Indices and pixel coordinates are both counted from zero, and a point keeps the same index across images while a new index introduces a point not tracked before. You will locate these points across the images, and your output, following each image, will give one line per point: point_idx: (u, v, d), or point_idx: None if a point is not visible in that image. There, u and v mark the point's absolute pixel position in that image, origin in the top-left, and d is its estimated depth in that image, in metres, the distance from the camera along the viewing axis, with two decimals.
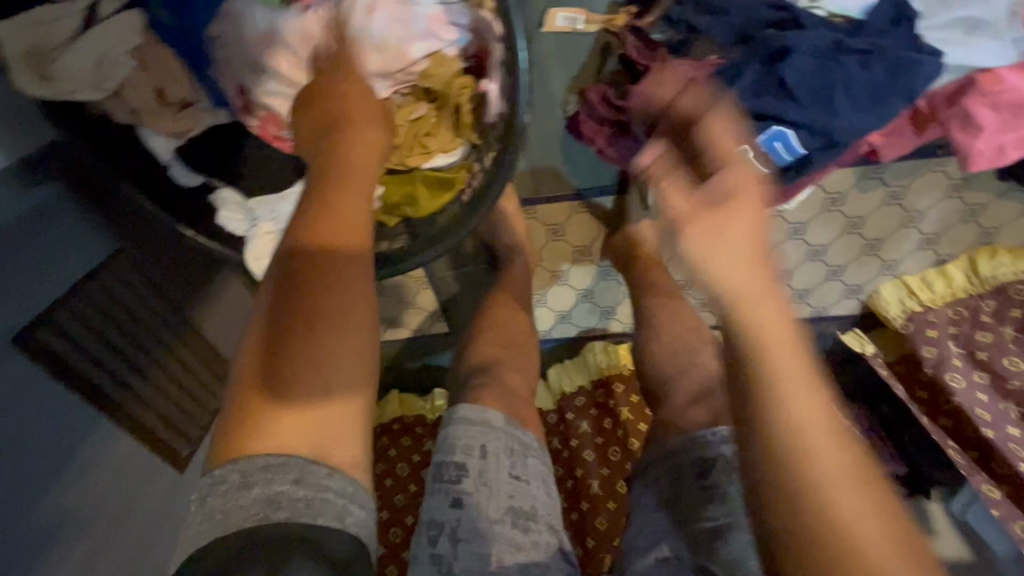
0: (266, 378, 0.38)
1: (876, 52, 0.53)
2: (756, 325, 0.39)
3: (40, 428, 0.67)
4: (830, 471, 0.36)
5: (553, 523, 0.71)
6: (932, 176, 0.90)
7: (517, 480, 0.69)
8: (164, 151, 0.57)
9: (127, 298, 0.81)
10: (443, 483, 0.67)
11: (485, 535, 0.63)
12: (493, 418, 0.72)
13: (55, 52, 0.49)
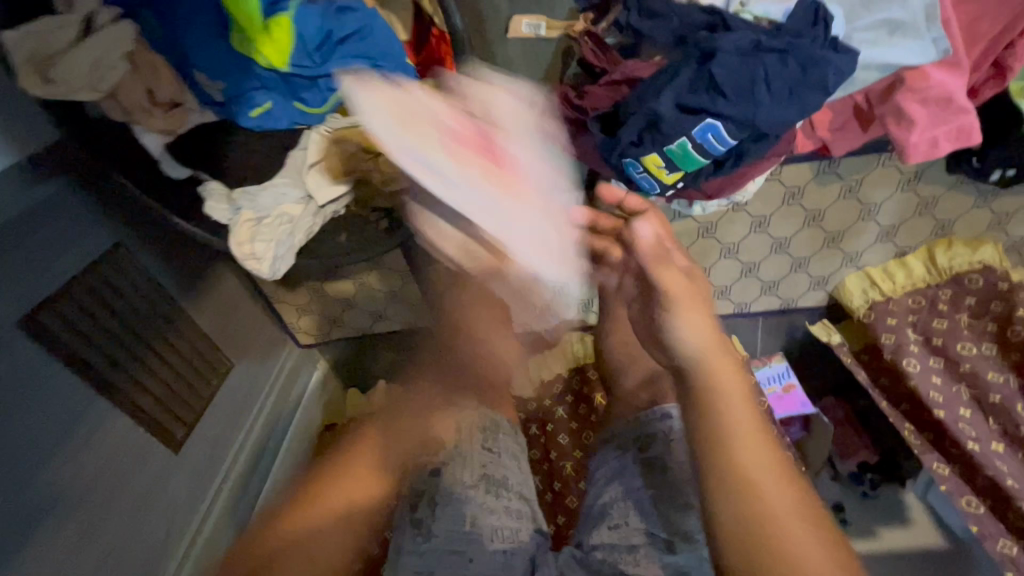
0: (358, 447, 0.66)
1: (793, 51, 0.59)
2: (717, 396, 0.54)
3: (38, 401, 0.72)
4: (769, 494, 0.51)
5: (524, 493, 0.76)
6: (885, 171, 0.94)
7: (490, 452, 0.75)
8: (155, 146, 0.63)
9: (125, 289, 0.87)
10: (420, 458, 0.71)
11: (460, 498, 0.69)
12: (468, 400, 0.77)
13: (55, 57, 0.54)
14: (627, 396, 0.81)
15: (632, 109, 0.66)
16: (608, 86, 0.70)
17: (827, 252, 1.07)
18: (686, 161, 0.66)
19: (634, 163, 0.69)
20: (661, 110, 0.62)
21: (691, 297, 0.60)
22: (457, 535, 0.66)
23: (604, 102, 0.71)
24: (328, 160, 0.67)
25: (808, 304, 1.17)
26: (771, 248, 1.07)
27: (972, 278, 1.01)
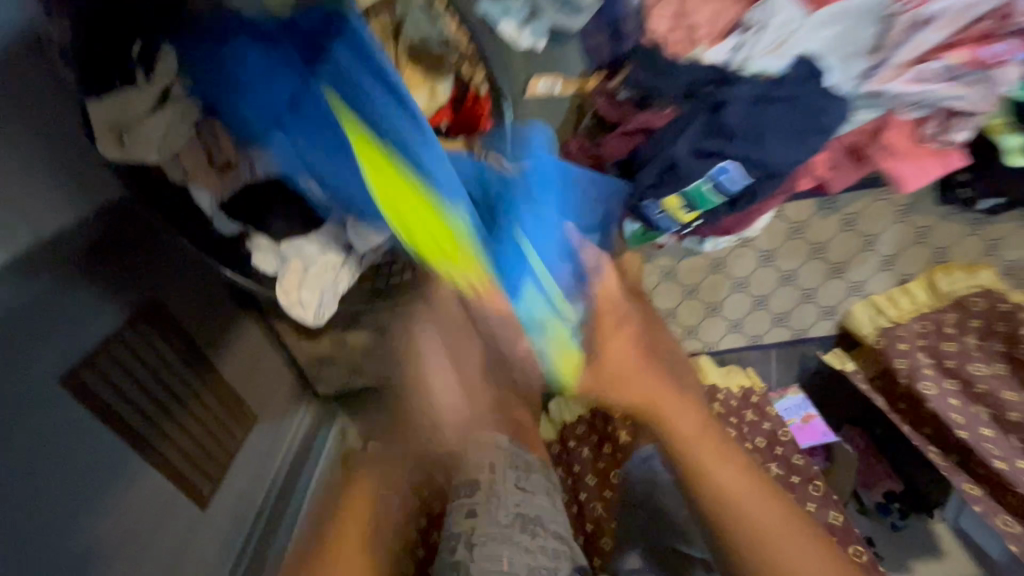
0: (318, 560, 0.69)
1: (796, 97, 0.66)
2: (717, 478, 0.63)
3: (77, 460, 0.73)
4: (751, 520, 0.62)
5: (562, 531, 0.72)
6: (880, 205, 1.01)
7: (524, 490, 0.73)
8: (208, 204, 0.67)
9: (157, 345, 0.89)
10: (459, 500, 0.72)
11: (496, 537, 0.65)
12: (501, 441, 0.79)
13: (132, 123, 0.59)
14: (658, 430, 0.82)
15: (650, 155, 0.73)
16: (624, 136, 0.76)
17: (833, 282, 1.12)
18: (703, 200, 0.71)
19: (653, 205, 0.75)
20: (679, 155, 0.69)
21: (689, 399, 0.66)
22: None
23: (621, 150, 0.77)
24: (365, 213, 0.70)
25: (819, 333, 1.21)
26: (778, 280, 1.12)
27: (974, 301, 1.04)
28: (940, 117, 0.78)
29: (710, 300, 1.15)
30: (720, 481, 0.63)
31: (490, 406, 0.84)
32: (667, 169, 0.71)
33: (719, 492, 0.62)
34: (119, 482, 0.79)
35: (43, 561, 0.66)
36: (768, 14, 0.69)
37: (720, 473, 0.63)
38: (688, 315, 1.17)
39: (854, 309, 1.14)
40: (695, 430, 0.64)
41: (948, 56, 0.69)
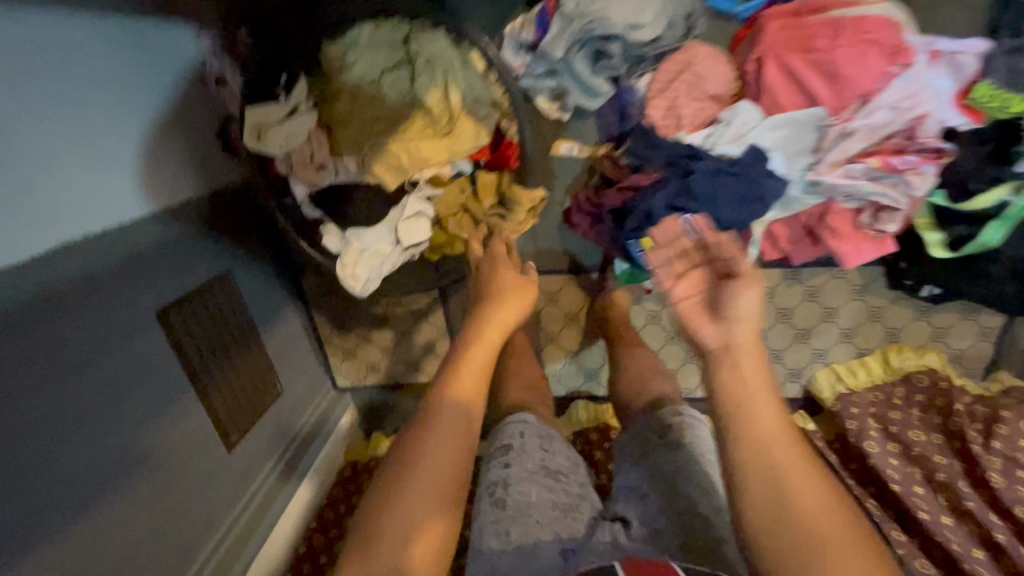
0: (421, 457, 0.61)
1: (745, 175, 0.87)
2: (781, 472, 0.55)
3: (146, 384, 0.90)
4: (810, 522, 0.53)
5: (580, 484, 0.84)
6: (837, 282, 1.19)
7: (546, 453, 0.84)
8: (300, 192, 0.91)
9: (229, 297, 1.11)
10: (493, 461, 0.82)
11: (522, 478, 0.77)
12: (528, 416, 0.90)
13: (268, 125, 0.85)
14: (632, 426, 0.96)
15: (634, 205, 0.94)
16: (621, 191, 0.99)
17: (797, 347, 1.28)
18: None
19: (634, 243, 0.95)
20: (655, 206, 0.90)
21: (756, 369, 0.60)
22: (524, 506, 0.74)
23: (615, 202, 1.00)
24: (417, 216, 0.91)
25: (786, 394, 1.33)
26: (750, 338, 1.28)
27: (920, 378, 1.19)
28: (872, 210, 0.98)
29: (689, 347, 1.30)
30: (795, 492, 0.54)
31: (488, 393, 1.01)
32: (646, 214, 0.92)
33: (790, 468, 0.55)
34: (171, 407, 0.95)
35: (105, 447, 0.81)
36: (735, 114, 0.93)
37: (783, 442, 0.57)
38: (669, 359, 1.31)
39: (817, 375, 1.28)
40: (749, 380, 0.60)
41: (869, 161, 0.90)
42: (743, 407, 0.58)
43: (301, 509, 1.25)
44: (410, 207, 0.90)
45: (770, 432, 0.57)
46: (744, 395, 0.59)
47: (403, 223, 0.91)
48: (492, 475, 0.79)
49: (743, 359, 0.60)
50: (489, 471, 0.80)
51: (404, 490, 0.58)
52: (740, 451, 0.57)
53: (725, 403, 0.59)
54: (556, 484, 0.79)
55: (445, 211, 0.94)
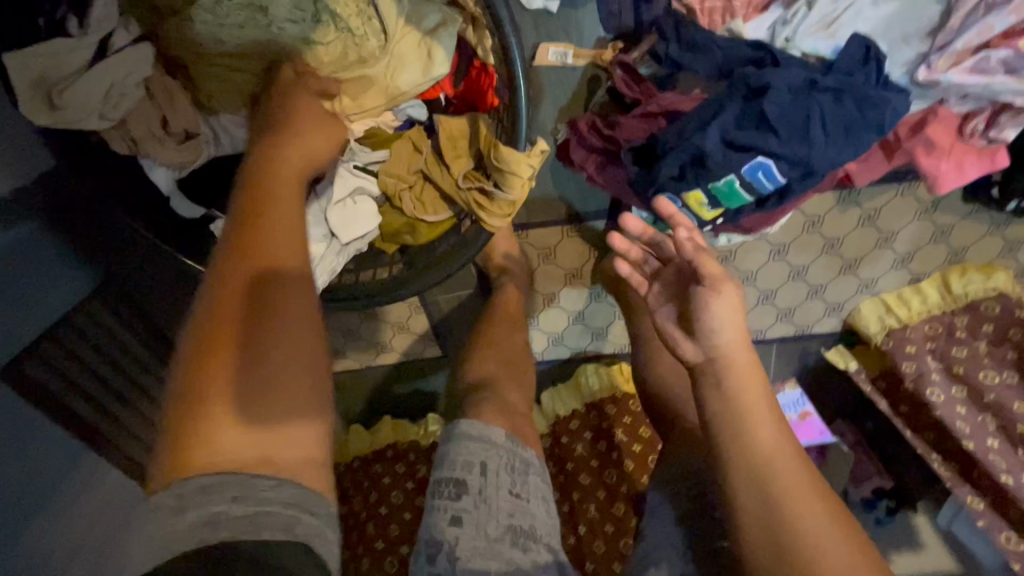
0: (222, 363, 0.40)
1: (846, 88, 0.58)
2: (771, 484, 0.49)
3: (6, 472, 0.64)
4: (812, 550, 0.47)
5: (551, 542, 0.70)
6: (904, 201, 0.95)
7: (517, 498, 0.69)
8: (164, 181, 0.58)
9: (116, 328, 0.79)
10: (441, 501, 0.67)
11: (482, 553, 0.63)
12: (494, 435, 0.72)
13: (65, 81, 0.49)
14: (672, 430, 0.76)
15: (671, 145, 0.64)
16: (644, 119, 0.68)
17: (842, 279, 1.07)
18: (730, 199, 0.64)
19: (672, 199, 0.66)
20: (708, 146, 0.61)
21: (750, 370, 0.52)
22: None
23: (639, 133, 0.68)
24: (355, 196, 0.61)
25: (823, 331, 1.15)
26: (788, 275, 1.05)
27: (986, 306, 1.01)
28: (989, 113, 0.71)
29: None
30: (788, 514, 0.49)
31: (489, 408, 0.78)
32: (693, 162, 0.63)
33: (782, 483, 0.49)
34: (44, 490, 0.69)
35: None
36: None
37: (782, 463, 0.50)
38: None
39: (862, 307, 1.09)
40: (747, 380, 0.51)
41: (1016, 45, 0.61)
42: (739, 423, 0.51)
43: None
44: (342, 186, 0.59)
45: (770, 451, 0.50)
46: (740, 414, 0.51)
47: (338, 213, 0.60)
48: (437, 532, 0.65)
49: (746, 358, 0.52)
50: (431, 518, 0.66)
51: (242, 367, 0.40)
52: (727, 470, 0.51)
53: (710, 417, 0.52)
54: (522, 554, 0.65)
55: (398, 185, 0.62)
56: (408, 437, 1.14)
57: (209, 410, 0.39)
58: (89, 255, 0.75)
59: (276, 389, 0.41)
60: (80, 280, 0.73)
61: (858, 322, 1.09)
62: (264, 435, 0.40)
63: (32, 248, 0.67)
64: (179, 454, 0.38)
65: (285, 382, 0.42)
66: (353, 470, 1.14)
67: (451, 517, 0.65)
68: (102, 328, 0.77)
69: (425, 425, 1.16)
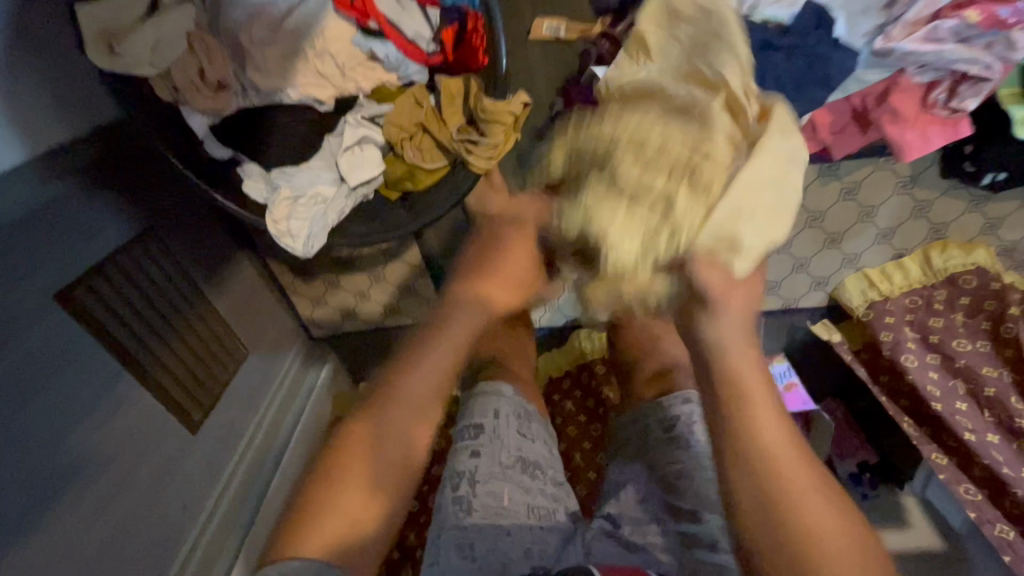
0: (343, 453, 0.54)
1: (800, 48, 0.64)
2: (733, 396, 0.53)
3: (57, 381, 0.74)
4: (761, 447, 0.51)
5: (556, 478, 0.79)
6: (881, 175, 0.99)
7: (525, 438, 0.79)
8: (200, 127, 0.66)
9: (148, 270, 0.91)
10: (463, 442, 0.76)
11: (497, 478, 0.72)
12: (505, 390, 0.83)
13: (122, 32, 0.59)
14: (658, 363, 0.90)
15: None
16: None
17: (827, 252, 1.12)
18: None
19: None
20: None
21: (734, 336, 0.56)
22: (490, 510, 0.70)
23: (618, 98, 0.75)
24: (362, 143, 0.69)
25: (809, 304, 1.20)
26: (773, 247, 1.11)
27: (965, 280, 1.05)
28: (949, 82, 0.76)
29: None
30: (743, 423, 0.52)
31: None
32: None
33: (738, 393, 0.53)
34: (94, 420, 0.79)
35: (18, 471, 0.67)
36: None
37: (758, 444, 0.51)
38: None
39: (845, 281, 1.14)
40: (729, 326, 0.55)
41: (964, 14, 0.67)
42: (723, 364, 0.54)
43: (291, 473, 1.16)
44: (353, 130, 0.68)
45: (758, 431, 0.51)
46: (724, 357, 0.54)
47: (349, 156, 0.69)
48: (457, 464, 0.74)
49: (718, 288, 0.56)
50: (455, 457, 0.76)
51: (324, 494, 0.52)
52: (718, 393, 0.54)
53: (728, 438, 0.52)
54: (531, 480, 0.75)
55: (399, 132, 0.68)
56: None
57: (346, 436, 0.55)
58: (129, 206, 0.86)
59: (351, 475, 0.53)
60: (119, 230, 0.85)
61: (840, 295, 1.15)
62: (365, 432, 0.55)
63: (67, 206, 0.76)
64: (304, 508, 0.52)
65: (365, 485, 0.53)
66: None
67: (471, 451, 0.75)
68: (156, 262, 0.92)
69: None
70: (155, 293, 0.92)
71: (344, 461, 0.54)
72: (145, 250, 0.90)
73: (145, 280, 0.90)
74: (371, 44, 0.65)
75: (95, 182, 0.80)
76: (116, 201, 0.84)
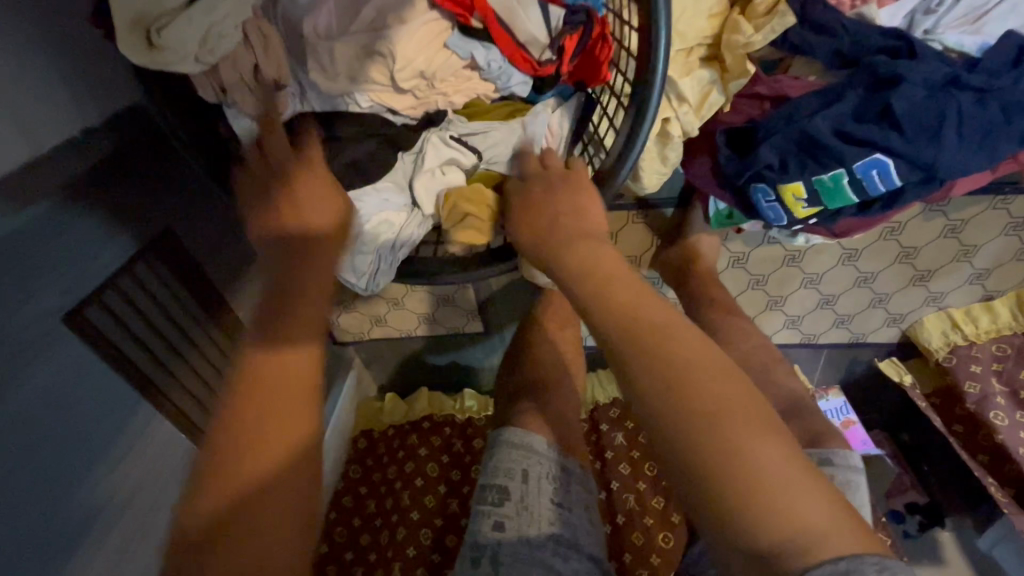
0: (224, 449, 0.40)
1: (991, 92, 0.52)
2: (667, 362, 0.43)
3: (72, 418, 0.61)
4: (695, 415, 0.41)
5: (597, 555, 0.62)
6: (995, 214, 0.89)
7: (559, 507, 0.62)
8: (248, 133, 0.55)
9: (172, 284, 0.74)
10: (485, 505, 0.63)
11: (526, 563, 0.56)
12: (538, 443, 0.67)
13: (163, 18, 0.46)
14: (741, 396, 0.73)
15: (768, 133, 0.61)
16: (750, 101, 0.64)
17: (913, 289, 1.02)
18: (834, 196, 0.59)
19: (765, 190, 0.63)
20: (819, 134, 0.57)
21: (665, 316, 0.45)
22: None
23: (740, 119, 0.65)
24: (446, 165, 0.58)
25: (879, 339, 1.11)
26: (854, 280, 1.01)
27: None
28: None
29: (776, 292, 1.04)
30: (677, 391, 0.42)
31: (554, 398, 0.76)
32: (798, 150, 0.59)
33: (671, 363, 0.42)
34: (113, 460, 0.67)
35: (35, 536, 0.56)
36: None
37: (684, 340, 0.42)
38: (747, 305, 1.05)
39: (925, 320, 1.05)
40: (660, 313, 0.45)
41: None
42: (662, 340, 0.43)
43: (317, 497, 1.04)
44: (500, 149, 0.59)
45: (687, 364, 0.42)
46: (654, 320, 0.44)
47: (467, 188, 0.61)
48: (480, 537, 0.60)
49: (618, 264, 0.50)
50: (475, 523, 0.62)
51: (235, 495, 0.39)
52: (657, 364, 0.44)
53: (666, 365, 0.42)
54: (562, 564, 0.57)
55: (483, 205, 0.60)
56: (445, 410, 1.16)
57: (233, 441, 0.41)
58: (131, 218, 0.66)
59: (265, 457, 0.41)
60: (124, 246, 0.66)
61: (918, 335, 1.06)
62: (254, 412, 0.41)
63: (62, 218, 0.58)
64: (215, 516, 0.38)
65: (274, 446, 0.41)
66: (390, 440, 1.14)
67: (494, 522, 0.60)
68: (167, 273, 0.73)
69: (461, 400, 1.17)
70: (169, 310, 0.74)
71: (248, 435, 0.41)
72: (148, 269, 0.70)
73: (161, 296, 0.72)
74: (472, 48, 0.53)
75: (97, 186, 0.61)
76: (109, 211, 0.63)
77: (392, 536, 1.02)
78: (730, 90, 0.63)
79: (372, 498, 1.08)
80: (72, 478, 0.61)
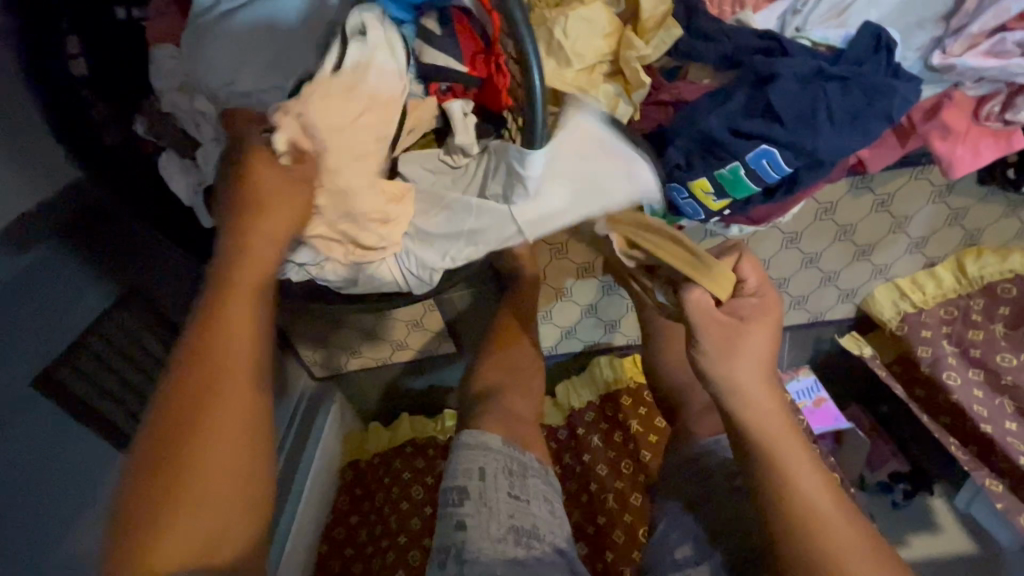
0: (148, 451, 0.45)
1: (855, 78, 0.57)
2: (768, 450, 0.58)
3: (46, 475, 0.63)
4: (804, 488, 0.57)
5: (559, 543, 0.65)
6: (918, 184, 0.94)
7: (517, 500, 0.65)
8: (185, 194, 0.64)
9: (142, 335, 0.75)
10: (448, 507, 0.64)
11: (488, 559, 0.59)
12: (493, 442, 0.69)
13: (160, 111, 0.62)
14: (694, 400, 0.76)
15: (671, 134, 0.64)
16: (653, 107, 0.68)
17: (859, 263, 1.05)
18: (736, 187, 0.64)
19: (678, 188, 0.66)
20: (714, 133, 0.60)
21: (778, 419, 0.59)
22: None
23: (649, 124, 0.69)
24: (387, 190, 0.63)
25: (837, 316, 1.14)
26: (802, 262, 1.05)
27: (1003, 288, 1.04)
28: (1006, 94, 0.70)
29: None
30: (780, 468, 0.58)
31: (514, 406, 0.78)
32: (700, 148, 0.63)
33: (779, 440, 0.59)
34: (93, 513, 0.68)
35: None
36: None
37: (788, 446, 0.58)
38: None
39: (876, 292, 1.09)
40: (772, 410, 0.59)
41: None
42: (772, 441, 0.58)
43: (309, 531, 1.05)
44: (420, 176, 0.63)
45: (789, 452, 0.58)
46: (770, 425, 0.58)
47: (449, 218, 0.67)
48: (446, 538, 0.62)
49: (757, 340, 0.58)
50: (441, 526, 0.64)
51: (173, 492, 0.44)
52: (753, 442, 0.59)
53: (766, 454, 0.58)
54: (528, 556, 0.61)
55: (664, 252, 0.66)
56: (426, 433, 1.18)
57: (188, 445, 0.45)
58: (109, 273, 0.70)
59: (206, 464, 0.45)
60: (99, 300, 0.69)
61: (872, 308, 1.09)
62: (206, 421, 0.46)
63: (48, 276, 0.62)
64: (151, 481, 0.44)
65: (211, 478, 0.45)
66: (376, 467, 1.16)
67: (457, 522, 0.62)
68: (138, 324, 0.75)
69: (442, 421, 1.20)
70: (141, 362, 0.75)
71: (191, 452, 0.45)
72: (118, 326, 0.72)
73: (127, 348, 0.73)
74: None
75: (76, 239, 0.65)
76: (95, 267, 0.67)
77: (383, 561, 1.03)
78: (635, 100, 0.67)
79: (363, 526, 1.09)
80: (50, 533, 0.62)
